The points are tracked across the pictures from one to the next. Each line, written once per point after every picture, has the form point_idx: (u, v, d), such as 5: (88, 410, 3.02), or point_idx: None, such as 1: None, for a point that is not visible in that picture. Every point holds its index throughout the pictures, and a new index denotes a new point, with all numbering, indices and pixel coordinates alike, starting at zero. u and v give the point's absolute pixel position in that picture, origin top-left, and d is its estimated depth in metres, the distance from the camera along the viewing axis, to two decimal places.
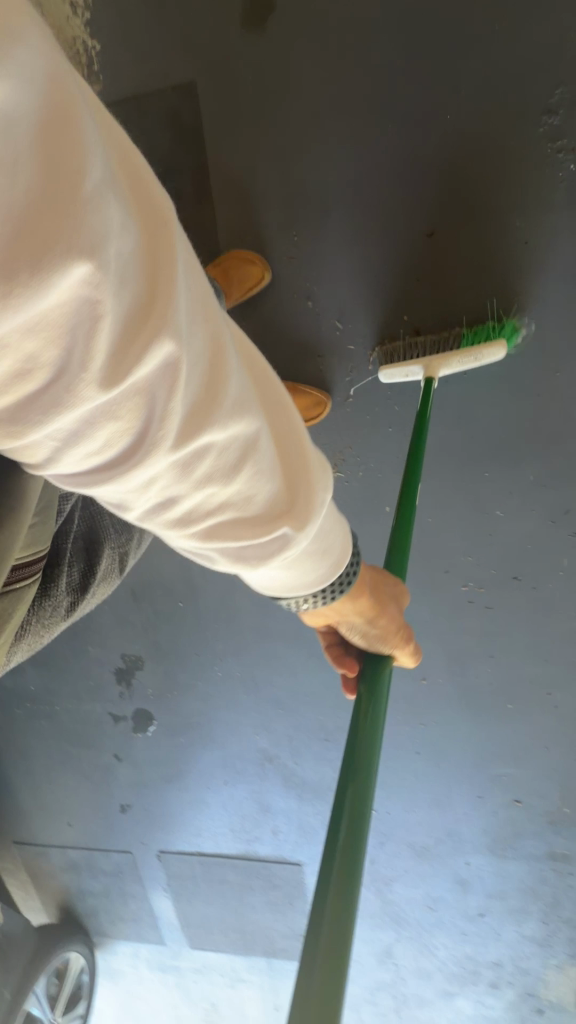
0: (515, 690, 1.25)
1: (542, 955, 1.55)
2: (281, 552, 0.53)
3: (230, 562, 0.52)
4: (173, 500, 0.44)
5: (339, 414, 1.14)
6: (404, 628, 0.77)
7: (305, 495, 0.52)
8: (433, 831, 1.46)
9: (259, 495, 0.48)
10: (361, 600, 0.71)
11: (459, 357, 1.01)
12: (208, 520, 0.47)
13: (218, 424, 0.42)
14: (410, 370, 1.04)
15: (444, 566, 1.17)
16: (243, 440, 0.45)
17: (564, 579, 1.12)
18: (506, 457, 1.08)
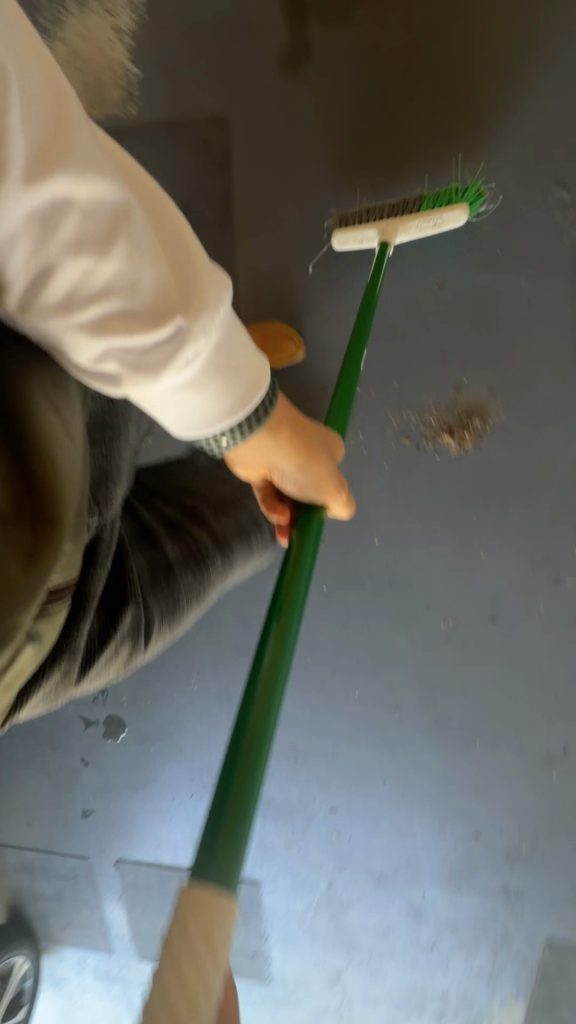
0: (483, 726, 1.28)
1: (489, 989, 1.57)
2: (181, 359, 0.54)
3: (132, 374, 0.53)
4: (52, 273, 0.47)
5: None
6: (333, 476, 0.82)
7: (198, 292, 0.54)
8: (392, 859, 1.48)
9: (143, 284, 0.50)
10: (285, 443, 0.73)
11: (417, 220, 1.00)
12: (93, 306, 0.49)
13: (79, 184, 0.46)
14: (365, 233, 1.03)
15: (425, 601, 1.20)
16: (111, 212, 0.48)
17: (539, 623, 1.16)
18: (494, 502, 1.12)
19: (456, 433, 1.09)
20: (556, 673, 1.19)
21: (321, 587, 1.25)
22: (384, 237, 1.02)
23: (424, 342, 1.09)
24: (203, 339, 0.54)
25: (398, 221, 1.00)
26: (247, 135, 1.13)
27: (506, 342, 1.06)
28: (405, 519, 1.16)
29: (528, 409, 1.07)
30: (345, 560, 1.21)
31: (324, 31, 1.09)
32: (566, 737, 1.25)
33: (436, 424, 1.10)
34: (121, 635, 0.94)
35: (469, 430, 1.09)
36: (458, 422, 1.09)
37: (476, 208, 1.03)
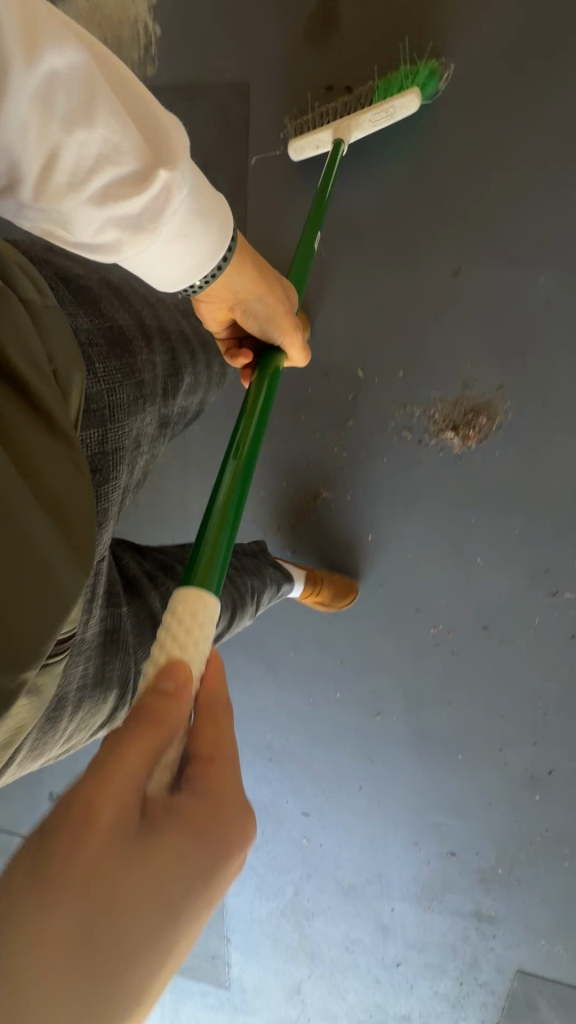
0: (467, 742, 1.22)
1: (452, 1017, 1.51)
2: (171, 215, 0.51)
3: (138, 244, 0.52)
4: (51, 153, 0.44)
5: (337, 437, 1.11)
6: (292, 319, 0.85)
7: (172, 139, 0.49)
8: (362, 871, 1.43)
9: (130, 150, 0.46)
10: (248, 275, 0.74)
11: (370, 112, 1.01)
12: (93, 183, 0.46)
13: (49, 38, 0.40)
14: (320, 138, 1.03)
15: (415, 604, 1.15)
16: (82, 64, 0.43)
17: (532, 637, 1.11)
18: (495, 508, 1.06)
19: (460, 431, 1.05)
20: (546, 691, 1.14)
21: None
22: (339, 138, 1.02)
23: (434, 334, 1.05)
24: (185, 187, 0.51)
25: (351, 120, 1.01)
26: (268, 109, 1.11)
27: (520, 339, 1.02)
28: (402, 517, 1.11)
29: (537, 411, 1.02)
30: (336, 556, 1.17)
31: (354, 4, 1.05)
32: (552, 760, 1.19)
33: (441, 420, 1.05)
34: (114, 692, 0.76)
35: (474, 428, 1.04)
36: (462, 419, 1.04)
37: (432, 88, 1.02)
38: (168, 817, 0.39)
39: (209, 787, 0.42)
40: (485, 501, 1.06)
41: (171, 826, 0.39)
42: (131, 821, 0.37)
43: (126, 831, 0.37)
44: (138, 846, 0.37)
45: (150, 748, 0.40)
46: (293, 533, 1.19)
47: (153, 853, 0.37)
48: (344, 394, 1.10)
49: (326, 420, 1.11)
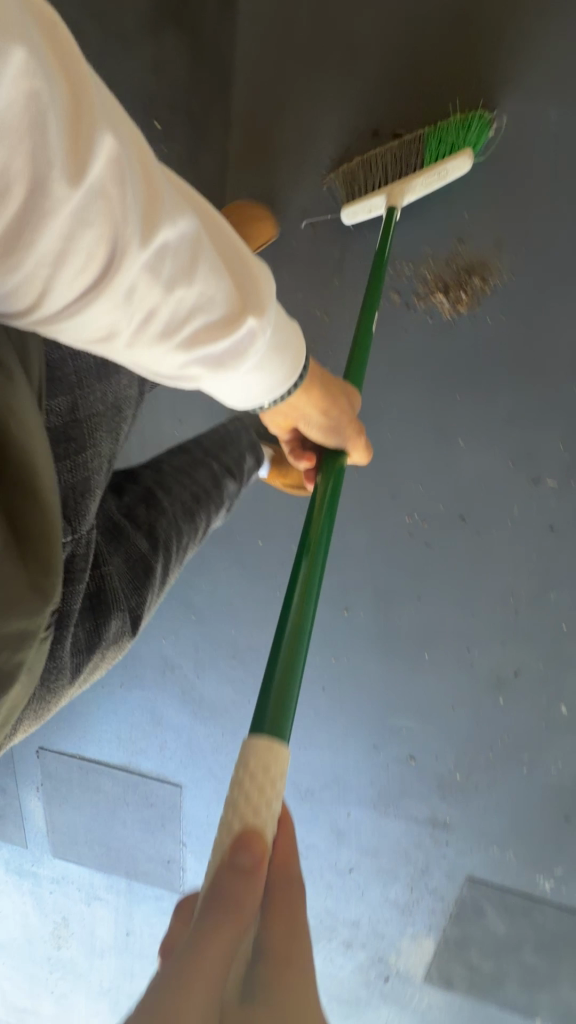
0: (435, 640, 1.20)
1: (401, 922, 1.54)
2: (252, 351, 0.53)
3: (210, 373, 0.51)
4: (151, 314, 0.43)
5: (323, 293, 1.08)
6: (355, 427, 0.79)
7: (257, 285, 0.51)
8: (321, 776, 1.42)
9: (221, 297, 0.47)
10: (315, 394, 0.71)
11: (421, 177, 0.97)
12: (185, 329, 0.46)
13: (165, 219, 0.40)
14: (373, 202, 1.00)
15: (391, 491, 1.11)
16: (191, 238, 0.43)
17: (509, 528, 1.08)
18: (480, 382, 1.03)
19: (449, 293, 1.01)
20: (518, 586, 1.11)
21: None
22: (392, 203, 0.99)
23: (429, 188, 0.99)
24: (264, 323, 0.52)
25: (403, 184, 0.98)
26: None
27: (513, 197, 0.99)
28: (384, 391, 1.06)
29: (529, 278, 0.99)
30: None
31: None
32: (519, 660, 1.17)
33: (431, 281, 1.02)
34: (112, 638, 0.77)
35: (464, 291, 1.01)
36: (451, 279, 1.01)
37: (484, 140, 0.97)
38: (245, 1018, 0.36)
39: (278, 987, 0.38)
40: (469, 375, 1.03)
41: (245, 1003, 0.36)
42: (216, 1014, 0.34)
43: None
44: None
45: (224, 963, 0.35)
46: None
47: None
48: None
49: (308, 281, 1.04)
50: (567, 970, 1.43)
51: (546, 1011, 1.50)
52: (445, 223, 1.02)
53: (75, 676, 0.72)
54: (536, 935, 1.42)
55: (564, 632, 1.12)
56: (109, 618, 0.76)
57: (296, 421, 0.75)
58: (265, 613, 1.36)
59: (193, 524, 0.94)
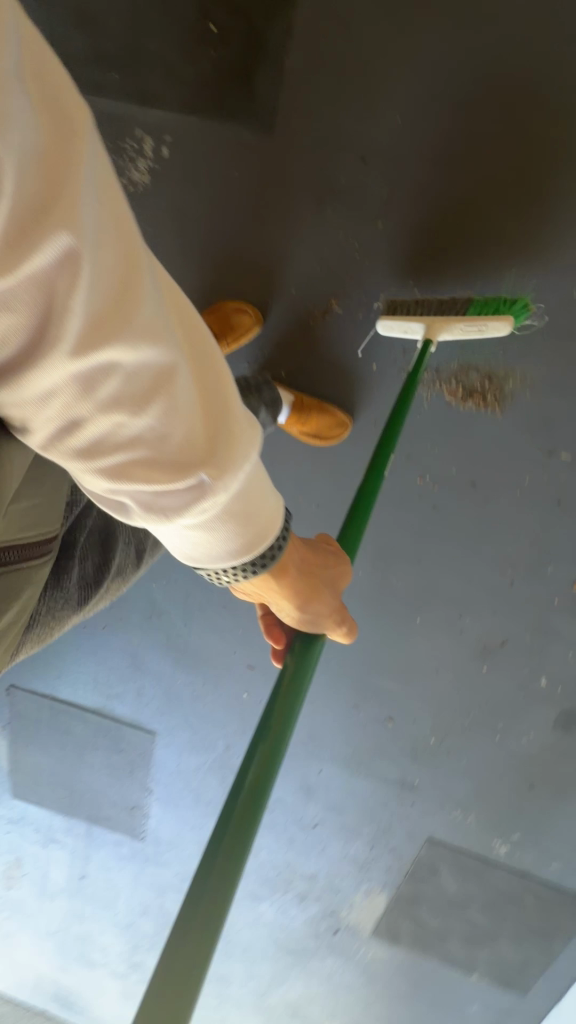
0: (428, 604, 1.21)
1: (357, 878, 1.59)
2: (194, 508, 0.46)
3: (140, 511, 0.46)
4: (75, 421, 0.39)
5: (364, 232, 0.99)
6: (335, 610, 0.72)
7: (227, 440, 0.46)
8: (297, 731, 1.43)
9: (171, 438, 0.42)
10: (285, 579, 0.64)
11: (461, 323, 0.92)
12: (114, 454, 0.41)
13: (120, 344, 0.36)
14: (409, 325, 0.94)
15: (405, 450, 1.10)
16: (153, 371, 0.39)
17: (518, 498, 1.09)
18: (510, 348, 1.02)
19: (475, 398, 1.04)
20: (517, 556, 1.13)
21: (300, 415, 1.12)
22: (428, 336, 0.93)
23: (490, 136, 0.95)
24: (223, 489, 0.47)
25: (442, 321, 0.92)
26: None
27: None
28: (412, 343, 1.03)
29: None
30: (333, 388, 1.07)
31: None
32: (508, 630, 1.19)
33: (456, 386, 1.05)
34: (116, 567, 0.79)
35: (490, 395, 1.04)
36: (502, 247, 0.98)
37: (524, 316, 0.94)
38: None
39: None
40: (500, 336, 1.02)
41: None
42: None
43: None
44: None
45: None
46: (289, 354, 1.07)
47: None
48: (377, 188, 0.98)
49: (352, 220, 0.99)
50: (509, 930, 1.51)
51: (482, 966, 1.59)
52: (504, 173, 0.95)
53: (82, 601, 0.75)
54: (484, 895, 1.49)
55: (555, 606, 1.15)
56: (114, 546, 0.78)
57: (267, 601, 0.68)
58: None
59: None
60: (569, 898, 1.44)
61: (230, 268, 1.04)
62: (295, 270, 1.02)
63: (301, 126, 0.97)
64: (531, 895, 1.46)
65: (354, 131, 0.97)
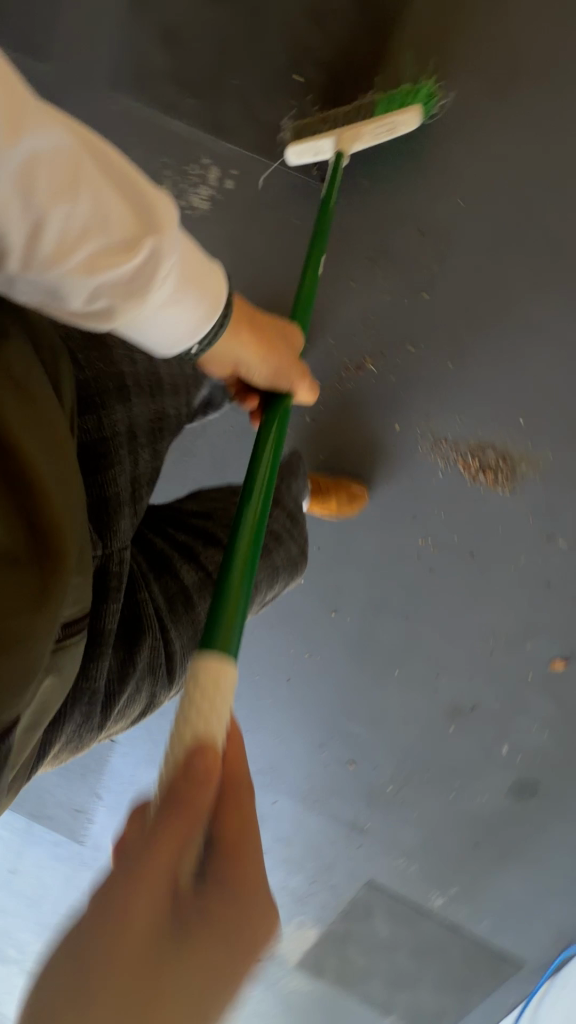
0: (408, 658, 1.24)
1: (292, 911, 1.59)
2: (160, 283, 0.49)
3: (127, 306, 0.48)
4: (37, 228, 0.42)
5: (408, 301, 1.06)
6: (296, 366, 0.77)
7: (156, 211, 0.47)
8: (258, 761, 1.43)
9: (112, 218, 0.45)
10: (246, 335, 0.68)
11: (370, 125, 0.99)
12: (73, 248, 0.44)
13: (35, 123, 0.39)
14: (318, 145, 1.00)
15: (412, 510, 1.13)
16: (67, 148, 0.41)
17: (510, 574, 1.13)
18: (528, 433, 1.05)
19: (487, 474, 1.08)
20: (500, 629, 1.17)
21: (316, 456, 1.15)
22: (340, 149, 1.01)
23: (539, 233, 1.00)
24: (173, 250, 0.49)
25: (352, 130, 0.99)
26: None
27: None
28: (436, 411, 1.07)
29: None
30: (352, 437, 1.12)
31: None
32: (479, 696, 1.23)
33: (471, 460, 1.08)
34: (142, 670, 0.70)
35: (502, 473, 1.07)
36: (536, 338, 1.02)
37: (430, 108, 1.01)
38: (201, 910, 0.36)
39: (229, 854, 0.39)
40: (520, 419, 1.05)
41: (195, 937, 0.34)
42: (163, 921, 0.34)
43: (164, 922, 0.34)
44: (173, 938, 0.34)
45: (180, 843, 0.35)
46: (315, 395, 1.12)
47: (196, 957, 0.34)
48: (427, 261, 1.05)
49: (400, 283, 1.06)
50: (432, 979, 1.54)
51: (401, 1012, 1.61)
52: (547, 270, 1.01)
53: (105, 708, 0.67)
54: (414, 942, 1.52)
55: (528, 680, 1.19)
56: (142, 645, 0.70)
57: (235, 367, 0.72)
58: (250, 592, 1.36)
59: (267, 559, 0.85)
60: (494, 956, 1.48)
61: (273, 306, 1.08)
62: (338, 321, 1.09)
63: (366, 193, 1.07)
64: (459, 948, 1.50)
65: (414, 208, 1.05)
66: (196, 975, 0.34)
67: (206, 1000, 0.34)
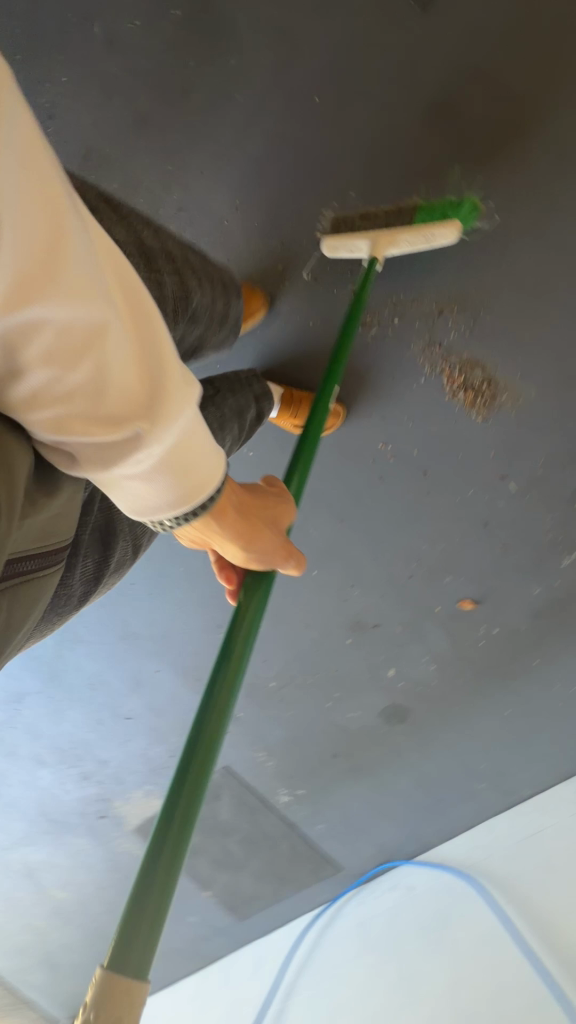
0: (329, 562, 1.23)
1: (143, 778, 1.63)
2: (130, 462, 0.45)
3: (86, 460, 0.45)
4: (12, 373, 0.39)
5: (451, 177, 0.95)
6: (282, 550, 0.67)
7: (164, 396, 0.44)
8: (154, 626, 1.42)
9: (104, 391, 0.42)
10: (227, 525, 0.59)
11: (406, 232, 0.95)
12: (52, 405, 0.41)
13: (51, 300, 0.37)
14: (355, 244, 0.97)
15: (382, 412, 1.09)
16: (85, 327, 0.39)
17: (453, 503, 1.12)
18: (519, 362, 1.01)
19: (467, 394, 1.04)
20: (425, 556, 1.17)
21: (304, 322, 1.07)
22: (374, 253, 0.98)
23: None
24: (161, 440, 0.45)
25: (387, 236, 0.96)
26: None
27: None
28: (439, 313, 1.02)
29: None
30: (347, 314, 1.05)
31: None
32: (383, 616, 1.25)
33: (457, 374, 1.04)
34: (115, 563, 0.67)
35: (481, 398, 1.04)
36: (564, 261, 0.95)
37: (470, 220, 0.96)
38: None
39: None
40: (520, 347, 1.01)
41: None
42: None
43: None
44: None
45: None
46: (321, 250, 1.03)
47: None
48: (487, 134, 0.93)
49: (453, 158, 0.95)
50: (255, 865, 1.64)
51: (216, 889, 1.70)
52: None
53: (81, 601, 0.63)
54: (249, 830, 1.60)
55: (435, 613, 1.21)
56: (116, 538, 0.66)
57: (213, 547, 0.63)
58: None
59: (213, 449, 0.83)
60: (317, 856, 1.59)
61: (312, 139, 0.99)
62: (374, 176, 0.98)
63: (448, 27, 0.91)
64: (288, 844, 1.59)
65: (493, 65, 0.90)
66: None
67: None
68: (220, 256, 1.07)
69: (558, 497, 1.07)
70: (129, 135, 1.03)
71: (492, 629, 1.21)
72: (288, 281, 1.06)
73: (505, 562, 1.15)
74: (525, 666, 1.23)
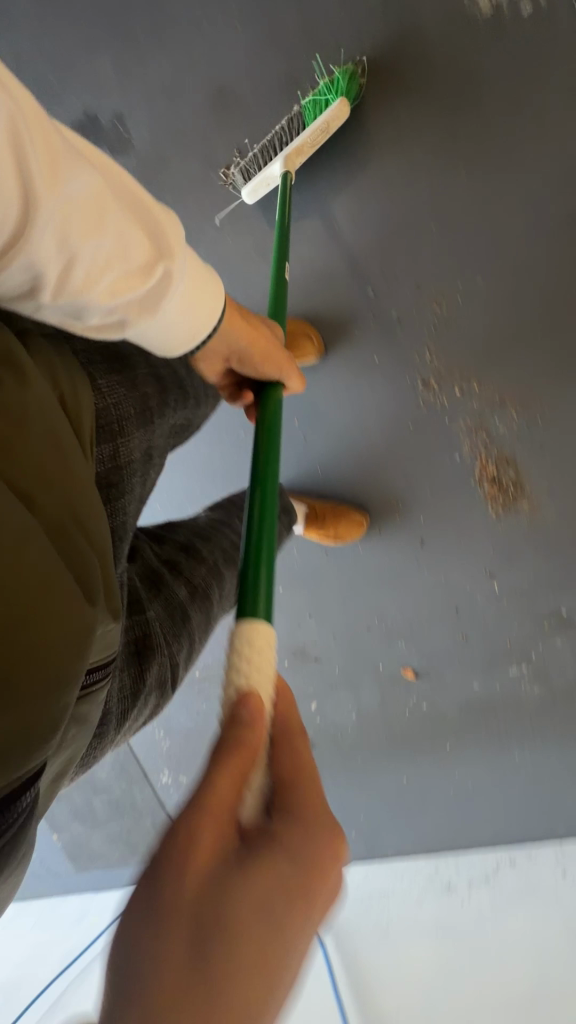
0: (297, 585, 1.22)
1: None
2: (171, 299, 0.51)
3: (137, 318, 0.50)
4: (68, 266, 0.43)
5: (564, 281, 0.94)
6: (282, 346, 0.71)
7: (167, 232, 0.48)
8: None
9: (129, 244, 0.45)
10: (235, 314, 0.62)
11: (309, 139, 0.93)
12: (97, 281, 0.45)
13: (64, 174, 0.40)
14: (267, 175, 0.96)
15: (406, 469, 1.07)
16: (88, 187, 0.42)
17: (435, 579, 1.13)
18: (551, 479, 1.01)
19: (491, 487, 1.04)
20: (390, 616, 1.18)
21: (369, 357, 1.03)
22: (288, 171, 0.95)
23: None
24: (183, 271, 0.50)
25: (292, 153, 0.94)
26: None
27: None
28: (499, 402, 1.00)
29: None
30: (413, 366, 1.01)
31: None
32: (327, 655, 1.25)
33: (491, 466, 1.03)
34: (151, 686, 0.79)
35: (503, 496, 1.04)
36: None
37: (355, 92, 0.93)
38: (262, 845, 0.32)
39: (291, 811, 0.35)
40: (558, 464, 1.00)
41: (270, 863, 0.31)
42: (226, 849, 0.32)
43: (225, 858, 0.31)
44: (241, 865, 0.31)
45: (240, 773, 0.34)
46: (411, 296, 0.99)
47: (259, 875, 0.30)
48: None
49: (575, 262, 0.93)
50: (111, 829, 1.63)
51: (63, 837, 1.68)
52: None
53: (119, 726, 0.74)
54: (120, 795, 1.58)
55: (376, 669, 1.23)
56: (152, 659, 0.79)
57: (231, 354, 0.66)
58: (212, 431, 1.22)
59: (230, 572, 0.98)
60: None
61: (451, 186, 0.94)
62: (493, 244, 0.95)
63: None
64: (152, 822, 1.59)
65: None
66: (276, 899, 0.30)
67: (283, 911, 0.30)
68: (315, 256, 1.02)
69: (532, 612, 1.10)
70: (276, 96, 0.96)
71: (421, 703, 1.24)
72: (370, 307, 1.01)
73: (460, 650, 1.17)
74: (435, 746, 1.27)
